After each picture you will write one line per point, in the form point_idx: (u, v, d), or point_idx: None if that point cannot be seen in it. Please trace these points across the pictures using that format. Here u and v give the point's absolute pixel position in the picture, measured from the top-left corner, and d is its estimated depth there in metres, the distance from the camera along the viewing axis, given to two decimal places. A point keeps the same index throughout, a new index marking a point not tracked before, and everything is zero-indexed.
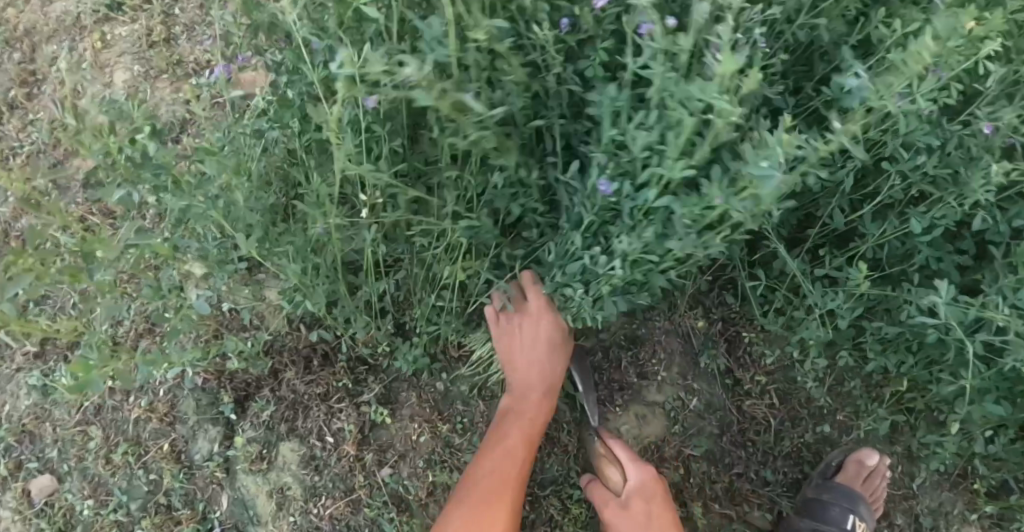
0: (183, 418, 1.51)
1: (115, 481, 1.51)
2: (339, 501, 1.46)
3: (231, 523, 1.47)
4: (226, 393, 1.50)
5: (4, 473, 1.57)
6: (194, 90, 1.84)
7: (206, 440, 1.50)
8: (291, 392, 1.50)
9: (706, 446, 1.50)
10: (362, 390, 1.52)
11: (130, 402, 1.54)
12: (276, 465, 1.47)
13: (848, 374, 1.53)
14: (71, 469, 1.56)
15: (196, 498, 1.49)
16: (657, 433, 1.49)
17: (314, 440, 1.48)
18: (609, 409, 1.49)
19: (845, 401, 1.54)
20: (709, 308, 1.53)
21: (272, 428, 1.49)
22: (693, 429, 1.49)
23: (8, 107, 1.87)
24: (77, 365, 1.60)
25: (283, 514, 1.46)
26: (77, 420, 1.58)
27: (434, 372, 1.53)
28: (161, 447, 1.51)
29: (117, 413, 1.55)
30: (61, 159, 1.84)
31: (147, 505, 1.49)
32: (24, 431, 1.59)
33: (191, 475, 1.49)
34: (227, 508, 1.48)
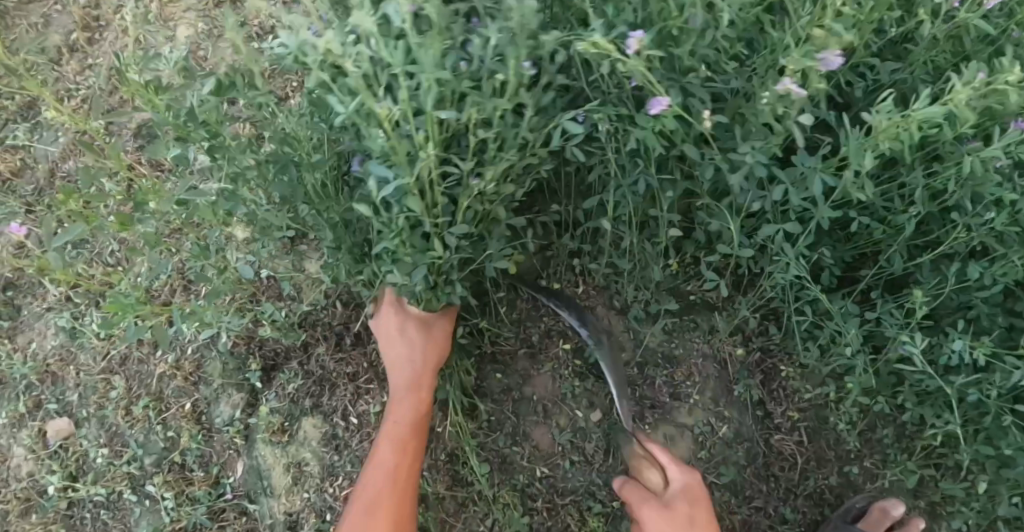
0: (207, 380, 1.50)
1: (132, 433, 1.51)
2: (357, 485, 1.44)
3: (243, 491, 1.46)
4: (254, 360, 1.49)
5: (22, 411, 1.58)
6: (255, 54, 1.83)
7: (228, 405, 1.49)
8: (319, 368, 1.49)
9: (731, 475, 1.44)
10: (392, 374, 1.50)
11: (155, 356, 1.54)
12: (296, 439, 1.46)
13: (882, 422, 1.45)
14: (90, 415, 1.55)
15: (211, 462, 1.48)
16: (681, 456, 1.44)
17: (338, 419, 1.47)
18: (636, 425, 1.43)
19: (874, 448, 1.46)
20: (749, 336, 1.48)
21: (297, 401, 1.47)
22: (719, 456, 1.45)
23: (69, 49, 1.87)
24: (108, 312, 1.60)
25: (298, 489, 1.44)
26: (100, 368, 1.57)
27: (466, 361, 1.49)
28: (183, 407, 1.50)
29: (141, 366, 1.55)
30: (115, 106, 1.83)
31: (161, 462, 1.49)
32: (48, 371, 1.60)
33: (209, 438, 1.49)
34: (241, 475, 1.46)
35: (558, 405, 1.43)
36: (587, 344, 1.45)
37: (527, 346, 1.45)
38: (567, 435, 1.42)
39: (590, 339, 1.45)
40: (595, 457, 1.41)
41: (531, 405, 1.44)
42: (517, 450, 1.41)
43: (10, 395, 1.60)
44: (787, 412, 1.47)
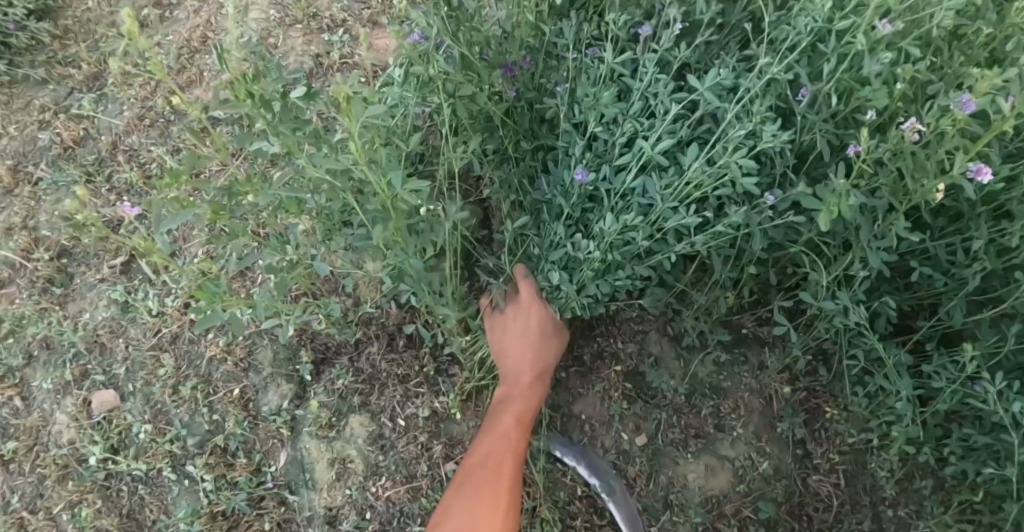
0: (257, 367, 1.53)
1: (178, 412, 1.53)
2: (399, 486, 1.45)
3: (283, 481, 1.47)
4: (306, 353, 1.52)
5: (68, 378, 1.60)
6: (325, 47, 1.82)
7: (277, 394, 1.51)
8: (370, 367, 1.51)
9: (770, 512, 1.42)
10: (442, 380, 1.52)
11: (207, 338, 1.56)
12: (343, 435, 1.48)
13: (919, 472, 1.44)
14: (136, 390, 1.57)
15: (254, 449, 1.49)
16: (719, 488, 1.44)
17: (385, 419, 1.49)
18: (679, 453, 1.44)
19: (910, 497, 1.45)
20: (796, 375, 1.50)
21: (346, 397, 1.50)
22: (757, 491, 1.44)
23: (141, 24, 1.89)
24: (163, 290, 1.62)
25: (340, 485, 1.45)
26: (151, 344, 1.59)
27: None
28: (231, 392, 1.52)
29: (192, 346, 1.57)
30: (182, 86, 1.84)
31: (204, 444, 1.50)
32: (96, 341, 1.62)
33: (255, 425, 1.50)
34: (283, 465, 1.48)
35: (604, 426, 1.45)
36: (637, 369, 1.47)
37: (579, 364, 1.48)
38: (610, 454, 1.43)
39: (641, 363, 1.47)
40: (637, 481, 1.42)
41: (578, 423, 1.45)
42: (560, 468, 1.42)
43: (59, 361, 1.62)
44: (828, 453, 1.47)
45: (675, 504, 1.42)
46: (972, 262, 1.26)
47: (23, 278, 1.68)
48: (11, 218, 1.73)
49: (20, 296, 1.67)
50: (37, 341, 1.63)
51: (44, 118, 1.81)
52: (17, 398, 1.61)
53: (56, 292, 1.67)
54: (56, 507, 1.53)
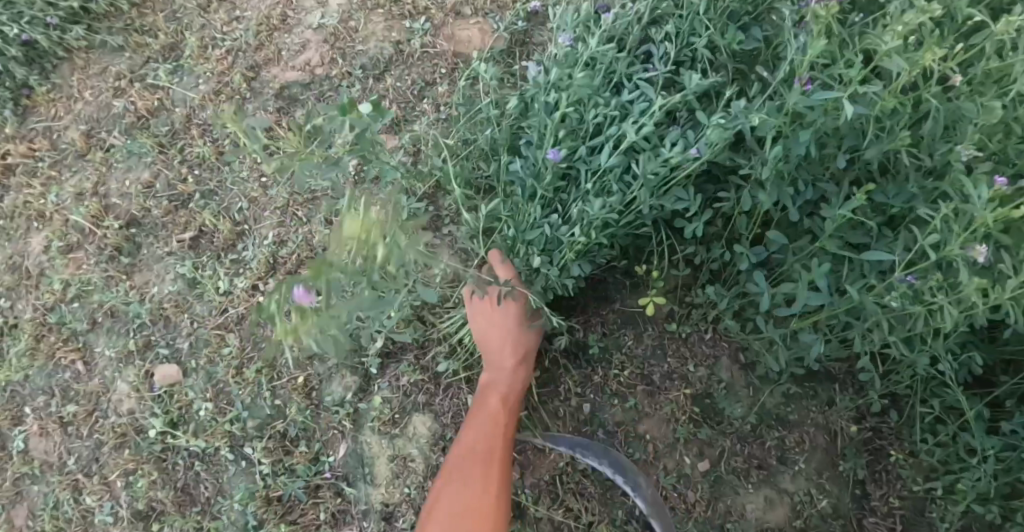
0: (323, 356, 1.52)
1: (240, 394, 1.53)
2: None
3: (341, 472, 1.48)
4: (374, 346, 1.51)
5: (132, 348, 1.61)
6: (406, 33, 1.78)
7: (341, 385, 1.51)
8: (433, 365, 1.50)
9: None
10: None
11: (274, 323, 1.56)
12: (405, 433, 1.48)
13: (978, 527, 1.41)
14: (199, 367, 1.57)
15: (313, 437, 1.49)
16: (777, 521, 1.42)
17: (448, 420, 1.48)
18: (740, 482, 1.42)
19: None
20: (863, 414, 1.47)
21: (410, 395, 1.49)
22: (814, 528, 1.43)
23: None
24: (231, 269, 1.61)
25: (399, 482, 1.46)
26: (216, 323, 1.59)
27: (587, 386, 1.44)
28: (295, 379, 1.52)
29: (257, 329, 1.56)
30: (260, 62, 1.81)
31: (264, 428, 1.51)
32: (163, 315, 1.63)
33: (316, 415, 1.50)
34: (342, 457, 1.48)
35: (669, 448, 1.42)
36: (706, 393, 1.44)
37: (648, 383, 1.44)
38: (671, 476, 1.41)
39: (710, 388, 1.44)
40: (694, 506, 1.40)
41: (641, 442, 1.41)
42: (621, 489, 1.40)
43: (123, 330, 1.63)
44: (885, 492, 1.46)
45: None
46: None
47: (93, 244, 1.70)
48: (83, 182, 1.74)
49: (88, 263, 1.69)
50: (103, 308, 1.65)
51: (120, 85, 1.81)
52: (79, 362, 1.63)
53: (124, 261, 1.68)
54: (112, 474, 1.56)
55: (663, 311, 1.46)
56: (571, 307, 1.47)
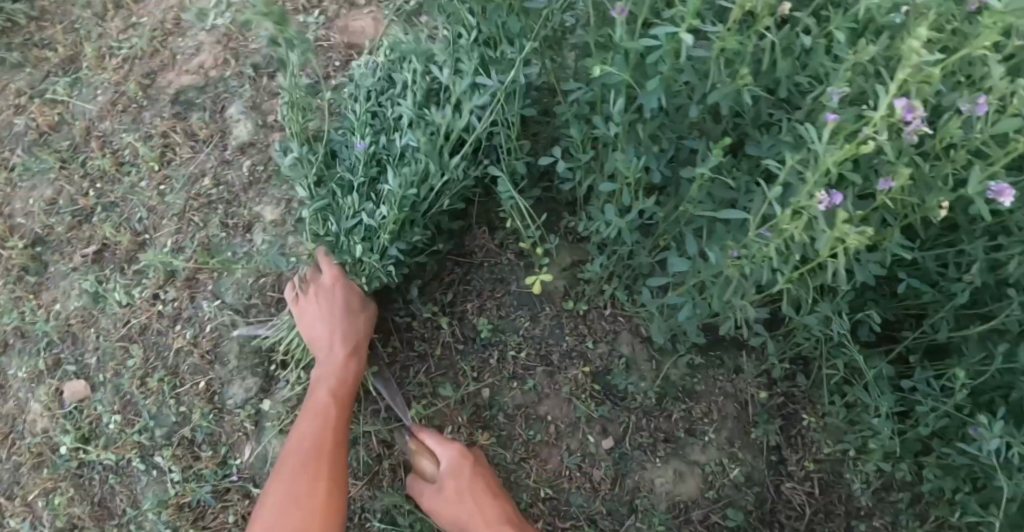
0: (223, 360, 1.50)
1: (146, 404, 1.52)
2: (359, 484, 1.38)
3: (248, 474, 1.46)
4: (272, 346, 1.49)
5: (42, 368, 1.60)
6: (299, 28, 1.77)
7: (241, 387, 1.49)
8: None
9: (738, 519, 1.38)
10: (406, 377, 1.43)
11: (175, 330, 1.54)
12: None
13: (897, 484, 1.39)
14: (107, 380, 1.56)
15: (219, 441, 1.48)
16: (689, 493, 1.39)
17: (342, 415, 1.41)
18: (648, 457, 1.39)
19: (886, 509, 1.40)
20: (774, 380, 1.44)
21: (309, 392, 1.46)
22: (726, 498, 1.40)
23: (118, 5, 1.85)
24: (132, 279, 1.60)
25: None
26: (121, 335, 1.57)
27: (485, 371, 1.42)
28: (196, 384, 1.50)
29: (159, 337, 1.54)
30: (156, 69, 1.79)
31: (171, 435, 1.50)
32: (70, 331, 1.61)
33: (220, 419, 1.49)
34: (248, 458, 1.47)
35: (572, 428, 1.39)
36: (606, 370, 1.41)
37: (546, 364, 1.41)
38: (575, 455, 1.38)
39: (611, 364, 1.41)
40: (601, 484, 1.37)
41: (543, 424, 1.39)
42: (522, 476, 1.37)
43: (32, 350, 1.62)
44: (800, 457, 1.43)
45: (641, 509, 1.37)
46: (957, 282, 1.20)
47: None
48: None
49: None
50: (12, 330, 1.63)
51: (20, 103, 1.79)
52: None
53: (31, 280, 1.66)
54: (31, 495, 1.54)
55: (558, 290, 1.44)
56: (465, 293, 1.45)
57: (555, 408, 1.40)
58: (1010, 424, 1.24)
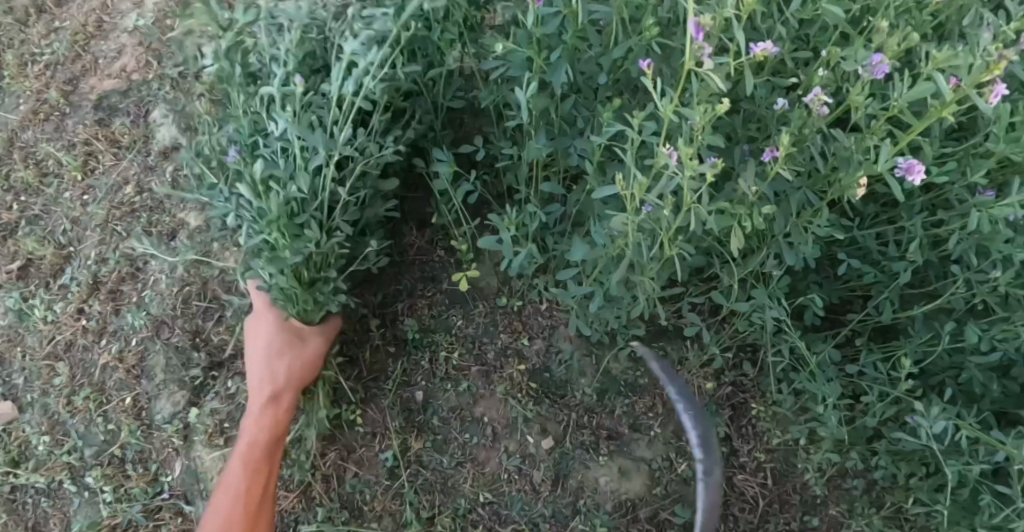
0: (150, 373, 1.45)
1: (73, 423, 1.46)
2: (292, 495, 1.33)
3: (179, 491, 1.41)
4: (199, 358, 1.43)
5: None
6: (225, 28, 1.71)
7: (169, 401, 1.43)
8: None
9: (688, 515, 1.31)
10: (337, 383, 1.39)
11: (101, 345, 1.48)
12: (234, 443, 1.40)
13: (852, 471, 1.34)
14: (33, 400, 1.48)
15: (149, 458, 1.43)
16: (636, 490, 1.33)
17: None
18: (590, 455, 1.34)
19: (842, 496, 1.34)
20: (720, 370, 1.39)
21: (239, 403, 1.41)
22: (675, 493, 1.33)
23: (39, 11, 1.78)
24: (56, 294, 1.53)
25: None
26: (45, 353, 1.50)
27: (417, 374, 1.38)
28: (124, 400, 1.45)
29: (86, 353, 1.48)
30: (79, 76, 1.72)
31: (101, 455, 1.44)
32: None
33: (149, 435, 1.43)
34: (179, 475, 1.41)
35: (509, 428, 1.35)
36: (543, 367, 1.38)
37: (481, 363, 1.38)
38: (513, 456, 1.34)
39: (548, 361, 1.38)
40: (542, 485, 1.32)
41: (479, 425, 1.35)
42: (457, 482, 1.33)
43: None
44: (751, 447, 1.37)
45: (585, 509, 1.31)
46: (896, 259, 1.16)
47: None
48: None
49: None
50: None
51: None
52: None
53: None
54: None
55: (491, 286, 1.42)
56: (397, 295, 1.43)
57: (493, 409, 1.36)
58: (958, 406, 1.19)
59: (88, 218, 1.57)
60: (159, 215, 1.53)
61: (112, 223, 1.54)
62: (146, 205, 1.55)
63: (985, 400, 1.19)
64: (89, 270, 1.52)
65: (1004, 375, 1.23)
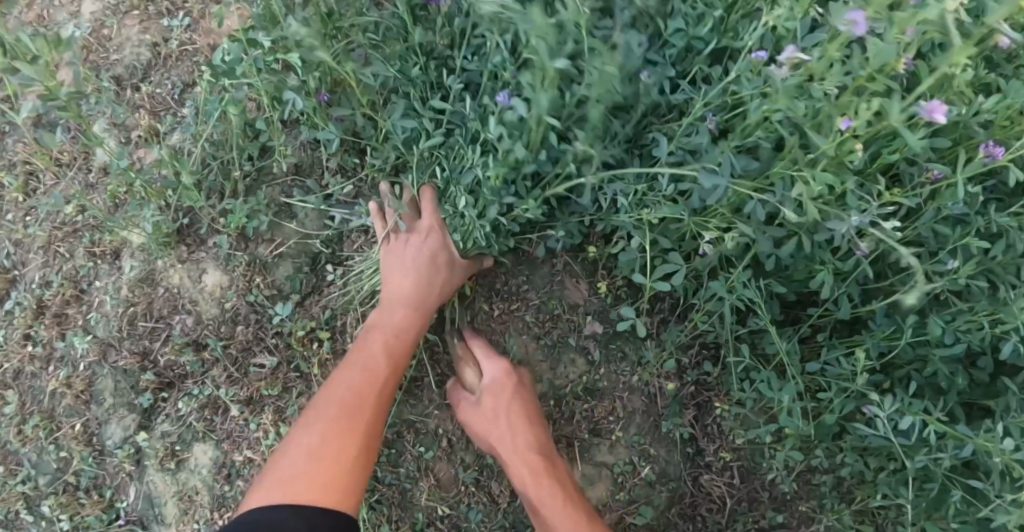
0: (99, 398, 1.41)
1: (25, 453, 1.41)
2: None
3: (135, 517, 1.39)
4: (147, 383, 1.39)
5: None
6: (163, 34, 1.61)
7: (120, 426, 1.40)
8: (211, 393, 1.38)
9: (650, 515, 1.32)
10: (288, 401, 1.39)
11: (48, 372, 1.44)
12: (187, 466, 1.38)
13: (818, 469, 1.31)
14: None
15: (104, 484, 1.40)
16: (598, 496, 1.33)
17: (228, 446, 1.38)
18: None
19: (810, 492, 1.32)
20: (682, 369, 1.35)
21: (191, 425, 1.38)
22: (639, 497, 1.33)
23: None
24: None
25: (189, 518, 1.37)
26: None
27: None
28: (74, 427, 1.41)
29: (34, 380, 1.44)
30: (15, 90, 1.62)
31: (55, 483, 1.40)
32: None
33: (102, 461, 1.40)
34: (133, 500, 1.39)
35: (465, 440, 1.33)
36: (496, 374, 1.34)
37: (433, 374, 1.34)
38: (472, 468, 1.32)
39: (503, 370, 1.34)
40: (503, 496, 1.31)
41: (434, 438, 1.32)
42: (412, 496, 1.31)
43: None
44: (715, 445, 1.34)
45: None
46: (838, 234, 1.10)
47: None
48: None
49: None
50: None
51: None
52: None
53: None
54: None
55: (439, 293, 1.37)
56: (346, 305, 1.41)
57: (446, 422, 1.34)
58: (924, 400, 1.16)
59: (26, 241, 1.49)
60: (100, 235, 1.46)
61: (52, 246, 1.48)
62: (86, 226, 1.47)
63: (952, 395, 1.16)
64: (32, 295, 1.46)
65: (971, 365, 1.21)
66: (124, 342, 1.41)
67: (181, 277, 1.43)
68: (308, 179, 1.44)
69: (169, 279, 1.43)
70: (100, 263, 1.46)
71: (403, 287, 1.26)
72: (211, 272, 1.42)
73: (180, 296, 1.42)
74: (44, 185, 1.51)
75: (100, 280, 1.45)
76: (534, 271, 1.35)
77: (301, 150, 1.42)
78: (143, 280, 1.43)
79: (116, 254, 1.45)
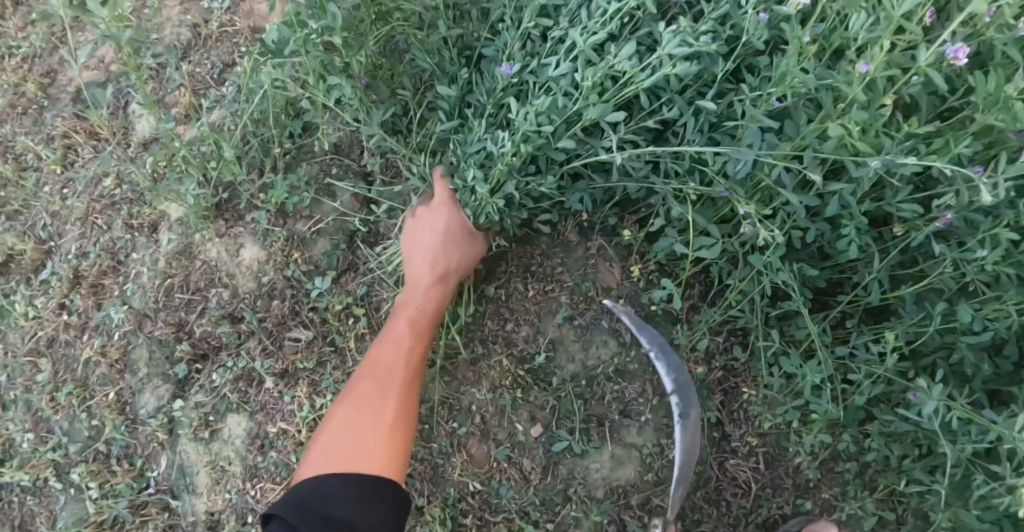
0: (133, 368, 1.43)
1: (57, 420, 1.42)
2: (280, 486, 1.37)
3: (166, 486, 1.40)
4: (182, 353, 1.41)
5: None
6: (203, 15, 1.64)
7: (154, 395, 1.42)
8: (246, 364, 1.40)
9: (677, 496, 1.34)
10: (322, 376, 1.40)
11: (82, 341, 1.45)
12: (219, 436, 1.39)
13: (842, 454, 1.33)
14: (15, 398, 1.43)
15: (135, 453, 1.41)
16: (627, 476, 1.35)
17: (261, 418, 1.39)
18: (582, 443, 1.34)
19: (834, 477, 1.34)
20: (710, 354, 1.38)
21: (224, 396, 1.40)
22: (667, 478, 1.35)
23: None
24: (35, 290, 1.48)
25: (220, 488, 1.38)
26: (26, 349, 1.45)
27: None
28: (107, 395, 1.42)
29: (69, 349, 1.45)
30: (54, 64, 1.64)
31: (86, 450, 1.41)
32: None
33: (134, 430, 1.42)
34: (165, 469, 1.40)
35: (498, 417, 1.35)
36: (530, 353, 1.37)
37: (468, 351, 1.37)
38: (504, 444, 1.34)
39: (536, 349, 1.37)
40: (534, 473, 1.33)
41: (467, 415, 1.34)
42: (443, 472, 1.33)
43: None
44: (741, 429, 1.37)
45: (576, 496, 1.33)
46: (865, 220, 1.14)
47: None
48: None
49: None
50: None
51: None
52: None
53: None
54: None
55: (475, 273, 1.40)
56: (383, 283, 1.44)
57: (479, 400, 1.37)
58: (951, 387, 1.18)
59: (63, 212, 1.51)
60: (139, 208, 1.48)
61: (90, 217, 1.50)
62: (124, 198, 1.49)
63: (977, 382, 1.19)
64: (68, 265, 1.47)
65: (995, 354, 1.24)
66: (160, 313, 1.43)
67: (218, 251, 1.45)
68: (347, 159, 1.47)
69: (206, 252, 1.45)
70: (137, 235, 1.48)
71: (425, 263, 1.30)
72: (248, 246, 1.45)
73: (217, 269, 1.44)
74: (83, 158, 1.53)
75: (137, 252, 1.47)
76: (568, 254, 1.38)
77: (341, 130, 1.45)
78: (180, 252, 1.45)
79: (154, 227, 1.47)
